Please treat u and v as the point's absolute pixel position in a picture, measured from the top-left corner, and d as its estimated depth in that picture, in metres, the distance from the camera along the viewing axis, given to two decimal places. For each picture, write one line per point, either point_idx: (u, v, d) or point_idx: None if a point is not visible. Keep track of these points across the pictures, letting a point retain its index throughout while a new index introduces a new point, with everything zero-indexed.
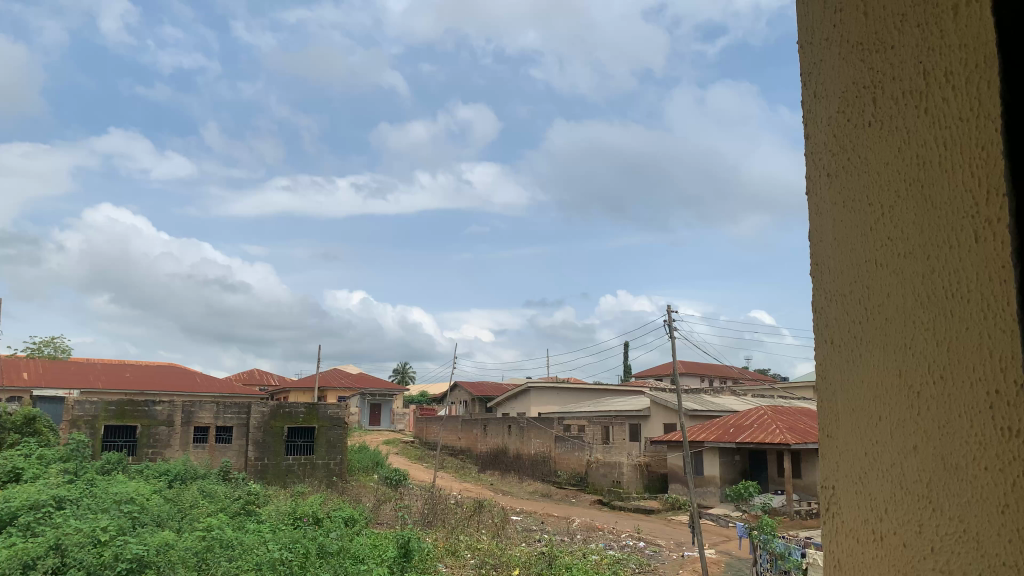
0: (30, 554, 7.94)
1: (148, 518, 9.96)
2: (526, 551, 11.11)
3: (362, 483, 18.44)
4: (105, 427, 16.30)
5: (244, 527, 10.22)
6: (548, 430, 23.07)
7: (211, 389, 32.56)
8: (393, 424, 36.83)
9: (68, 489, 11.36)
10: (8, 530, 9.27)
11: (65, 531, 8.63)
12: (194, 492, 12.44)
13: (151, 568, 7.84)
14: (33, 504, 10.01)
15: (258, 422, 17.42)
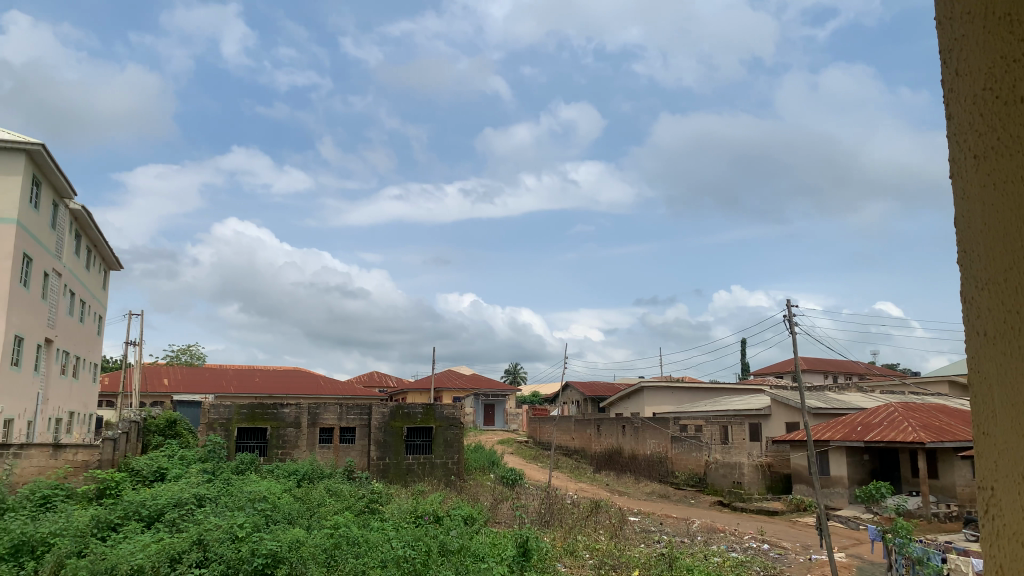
0: (176, 549, 8.52)
1: (280, 515, 10.45)
2: (645, 551, 10.98)
3: (480, 482, 18.72)
4: (239, 429, 17.21)
5: (369, 524, 10.60)
6: (664, 430, 22.71)
7: (333, 392, 33.90)
8: (506, 423, 37.24)
9: (207, 488, 12.11)
10: (155, 525, 9.99)
11: (206, 527, 9.20)
12: (320, 491, 12.98)
13: (284, 563, 8.20)
14: (177, 501, 10.72)
15: (379, 422, 18.00)
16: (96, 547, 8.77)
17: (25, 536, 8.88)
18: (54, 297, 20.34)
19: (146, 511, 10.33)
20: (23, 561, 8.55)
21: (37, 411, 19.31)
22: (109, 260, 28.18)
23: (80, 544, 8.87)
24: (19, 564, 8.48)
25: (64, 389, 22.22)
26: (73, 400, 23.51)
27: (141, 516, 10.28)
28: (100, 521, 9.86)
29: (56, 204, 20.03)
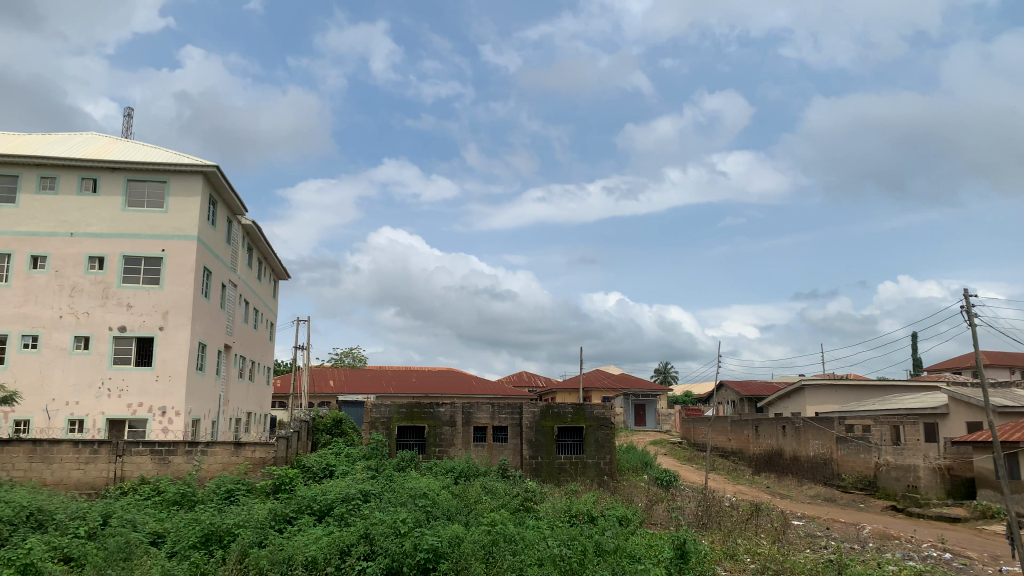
0: (345, 542, 9.02)
1: (439, 511, 10.80)
2: (811, 557, 10.46)
3: (633, 483, 18.57)
4: (399, 428, 17.92)
5: (524, 522, 10.74)
6: (828, 430, 21.52)
7: (485, 391, 34.73)
8: (658, 424, 36.70)
9: (371, 483, 12.70)
10: (327, 518, 10.60)
11: (372, 521, 9.63)
12: (476, 489, 13.26)
13: (446, 559, 8.49)
14: (345, 496, 11.33)
15: (530, 422, 18.26)
16: (274, 538, 9.41)
17: (214, 526, 9.61)
18: (231, 306, 22.08)
19: (318, 505, 10.98)
20: (213, 549, 9.29)
21: (220, 411, 21.04)
22: (278, 270, 30.27)
23: (260, 535, 9.55)
24: (210, 551, 9.22)
25: (243, 391, 24.07)
26: (251, 401, 25.45)
27: (313, 509, 10.94)
28: (277, 514, 10.57)
29: (231, 221, 21.72)
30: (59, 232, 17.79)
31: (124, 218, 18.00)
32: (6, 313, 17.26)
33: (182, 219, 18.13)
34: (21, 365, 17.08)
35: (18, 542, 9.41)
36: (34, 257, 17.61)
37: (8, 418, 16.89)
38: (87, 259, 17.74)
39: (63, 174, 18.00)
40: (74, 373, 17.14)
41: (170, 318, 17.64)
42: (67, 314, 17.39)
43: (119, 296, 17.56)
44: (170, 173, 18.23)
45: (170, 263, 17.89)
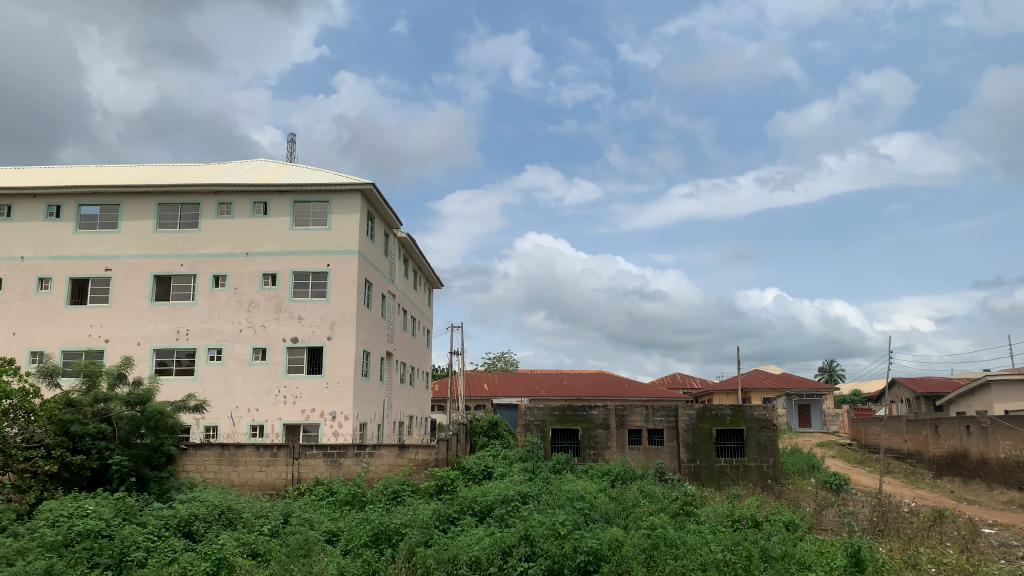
0: (507, 543, 9.18)
1: (598, 514, 10.80)
2: (1007, 569, 9.58)
3: (799, 487, 17.77)
4: (553, 431, 18.04)
5: (685, 527, 10.53)
6: (1021, 431, 19.61)
7: (639, 393, 34.33)
8: (824, 425, 34.86)
9: (530, 485, 12.89)
10: (488, 519, 10.86)
11: (532, 523, 9.74)
12: (634, 492, 13.15)
13: (606, 562, 8.48)
14: (504, 498, 11.55)
15: (687, 424, 17.84)
16: (439, 537, 9.76)
17: (383, 525, 10.06)
18: (391, 315, 23.11)
19: (479, 506, 11.27)
20: (383, 547, 9.73)
21: (385, 416, 22.07)
22: (432, 280, 31.35)
23: (426, 534, 9.92)
24: (380, 550, 9.68)
25: (405, 396, 25.13)
26: (412, 406, 26.52)
27: (475, 510, 11.24)
28: (441, 515, 10.95)
29: (387, 234, 22.76)
30: (236, 252, 19.35)
31: (293, 237, 19.28)
32: (194, 328, 18.97)
33: (344, 235, 19.17)
34: (208, 376, 18.71)
35: (212, 538, 10.29)
36: (215, 276, 19.24)
37: (199, 424, 18.54)
38: (262, 276, 19.15)
39: (238, 199, 19.57)
40: (254, 382, 18.55)
41: (337, 329, 18.67)
42: (246, 327, 18.87)
43: (291, 310, 18.83)
44: (332, 193, 19.33)
45: (335, 276, 18.97)
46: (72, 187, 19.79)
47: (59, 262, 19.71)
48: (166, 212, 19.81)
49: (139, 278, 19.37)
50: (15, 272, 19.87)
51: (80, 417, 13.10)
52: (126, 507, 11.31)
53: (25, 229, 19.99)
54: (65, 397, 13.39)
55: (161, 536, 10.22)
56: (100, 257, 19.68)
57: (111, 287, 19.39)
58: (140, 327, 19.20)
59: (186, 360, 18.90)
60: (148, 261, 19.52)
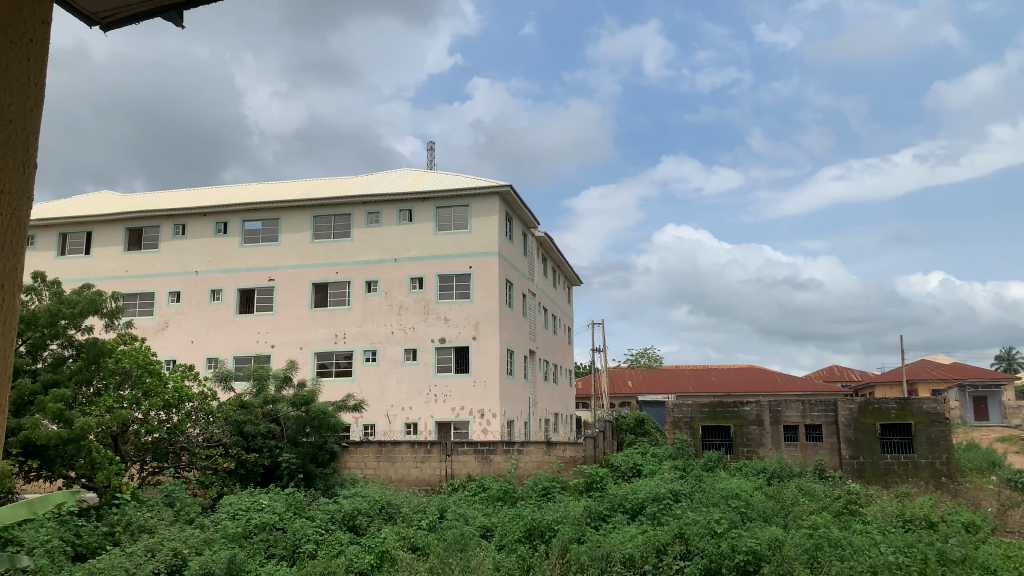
0: (661, 541, 9.06)
1: (754, 512, 10.46)
2: None
3: (979, 486, 16.47)
4: (703, 428, 17.61)
5: (850, 526, 10.02)
6: None
7: (793, 387, 33.00)
8: (1004, 418, 32.06)
9: (681, 483, 12.68)
10: (640, 517, 10.76)
11: (685, 521, 9.57)
12: (792, 490, 12.64)
13: (766, 562, 8.22)
14: (656, 495, 11.41)
15: (848, 420, 16.93)
16: (591, 535, 9.77)
17: (536, 522, 10.21)
18: (532, 314, 23.40)
19: (630, 504, 11.17)
20: (537, 543, 9.87)
21: (531, 414, 22.38)
22: (571, 277, 31.45)
23: (578, 531, 9.96)
24: (533, 545, 9.82)
25: (550, 393, 25.40)
26: (557, 403, 26.75)
27: (626, 508, 11.16)
28: (592, 512, 10.95)
29: (526, 234, 23.05)
30: (385, 259, 20.23)
31: (437, 241, 19.93)
32: (350, 331, 19.99)
33: (485, 238, 19.56)
34: (364, 376, 19.66)
35: (374, 532, 10.80)
36: (367, 282, 20.20)
37: (358, 423, 19.51)
38: (409, 280, 19.93)
39: (385, 208, 20.44)
40: (407, 382, 19.31)
41: (481, 328, 19.11)
42: (397, 329, 19.70)
43: (438, 311, 19.48)
44: (472, 197, 19.79)
45: (478, 278, 19.41)
46: (237, 204, 21.34)
47: (229, 275, 21.30)
48: (321, 224, 21.00)
49: (299, 287, 20.64)
50: (191, 285, 21.65)
51: (252, 418, 14.11)
52: (296, 502, 12.08)
53: (198, 246, 21.74)
54: (240, 398, 14.46)
55: (328, 529, 10.86)
56: (264, 268, 21.12)
57: (275, 296, 20.77)
58: (302, 331, 20.43)
59: (344, 362, 19.96)
60: (306, 270, 20.74)
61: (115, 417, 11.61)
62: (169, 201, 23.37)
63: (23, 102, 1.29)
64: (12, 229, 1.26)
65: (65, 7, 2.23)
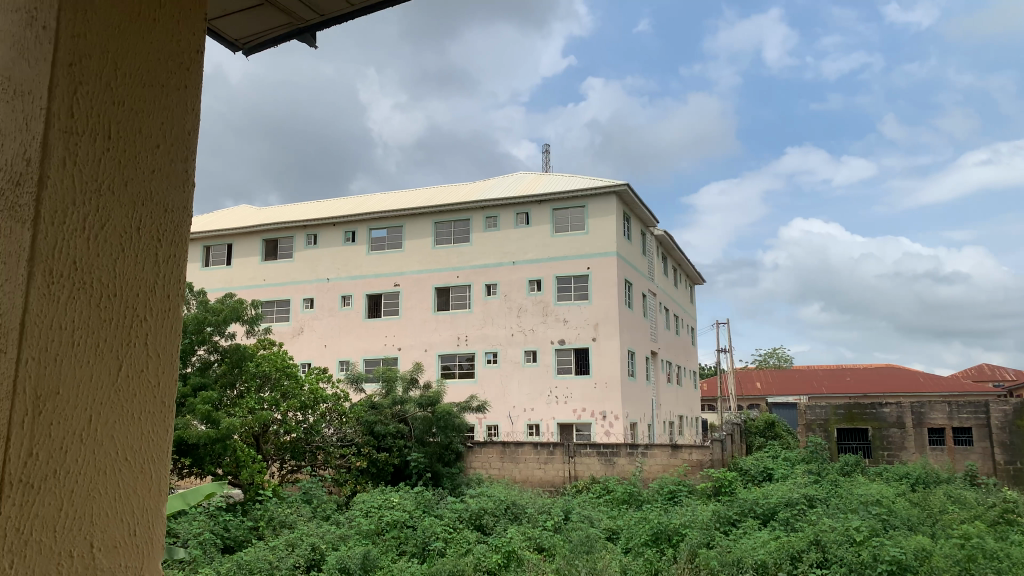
0: (795, 547, 8.70)
1: (898, 520, 9.87)
2: None
3: None
4: (839, 430, 16.79)
5: (1008, 537, 9.27)
6: None
7: (938, 388, 31.04)
8: None
9: (816, 488, 12.13)
10: (772, 522, 10.38)
11: (821, 528, 9.17)
12: (939, 496, 11.84)
13: (912, 573, 7.75)
14: (789, 501, 10.97)
15: (1001, 423, 15.74)
16: (721, 540, 9.52)
17: (663, 525, 10.07)
18: (653, 315, 23.10)
19: (761, 509, 10.83)
20: (664, 547, 9.71)
21: (655, 416, 22.05)
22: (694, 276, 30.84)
23: (707, 536, 9.73)
24: (661, 549, 9.66)
25: (674, 395, 24.97)
26: (682, 405, 26.25)
27: (757, 513, 10.81)
28: (721, 516, 10.67)
29: (645, 233, 22.78)
30: (504, 262, 20.48)
31: (555, 243, 19.99)
32: (472, 334, 20.38)
33: (602, 237, 19.43)
34: (487, 378, 19.98)
35: (501, 531, 10.93)
36: (487, 285, 20.55)
37: (482, 424, 19.84)
38: (528, 282, 20.09)
39: (503, 212, 20.70)
40: (528, 383, 19.47)
41: (601, 329, 19.01)
42: (517, 331, 19.90)
43: (557, 313, 19.55)
44: (588, 198, 19.71)
45: (596, 278, 19.31)
46: (362, 214, 22.20)
47: (357, 281, 22.17)
48: (441, 230, 21.52)
49: (423, 291, 21.23)
50: (323, 292, 22.68)
51: (383, 418, 14.66)
52: (425, 501, 12.43)
53: (328, 254, 22.76)
54: (369, 399, 15.02)
55: (456, 528, 11.08)
56: (389, 273, 21.85)
57: (400, 301, 21.46)
58: (426, 335, 20.99)
59: (466, 364, 20.36)
60: (429, 275, 21.29)
61: (256, 417, 12.32)
62: (301, 213, 24.61)
63: (182, 128, 1.39)
64: (175, 244, 1.36)
65: (212, 36, 2.40)
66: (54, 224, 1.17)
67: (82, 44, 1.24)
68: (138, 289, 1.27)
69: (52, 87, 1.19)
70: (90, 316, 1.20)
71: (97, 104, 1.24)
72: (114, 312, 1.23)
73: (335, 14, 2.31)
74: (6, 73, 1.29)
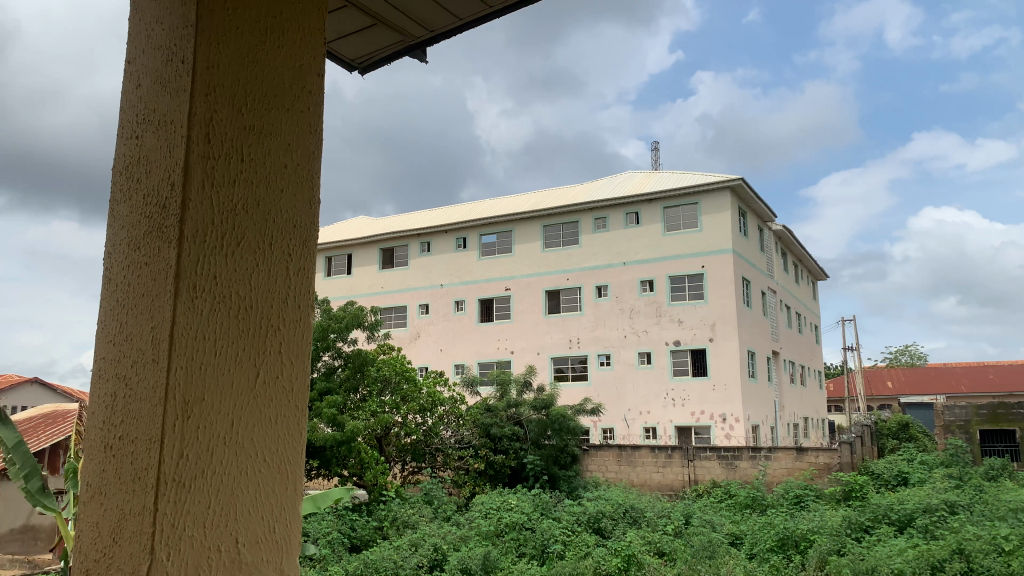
0: (936, 556, 8.18)
1: None
2: None
3: None
4: (982, 432, 15.74)
5: None
6: None
7: None
8: None
9: (957, 494, 11.38)
10: (909, 530, 9.83)
11: (965, 536, 8.59)
12: None
13: None
14: (927, 507, 10.33)
15: None
16: (853, 547, 9.07)
17: (789, 531, 9.73)
18: (774, 313, 22.32)
19: (896, 515, 10.27)
20: (791, 553, 9.38)
21: (778, 418, 21.33)
22: (816, 272, 29.67)
23: (838, 542, 9.30)
24: (788, 555, 9.34)
25: (798, 396, 24.09)
26: (807, 406, 25.27)
27: (892, 520, 10.26)
28: (852, 522, 10.19)
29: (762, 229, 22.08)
30: (615, 263, 20.34)
31: (666, 242, 19.65)
32: (585, 336, 20.35)
33: (716, 235, 18.94)
34: (601, 381, 19.90)
35: (620, 535, 10.85)
36: (598, 287, 20.47)
37: (597, 427, 19.78)
38: (640, 283, 19.85)
39: (612, 212, 20.56)
40: (643, 385, 19.24)
41: (718, 330, 18.48)
42: (630, 333, 19.71)
43: (671, 314, 19.21)
44: (701, 194, 19.28)
45: (711, 277, 18.84)
46: (473, 220, 22.58)
47: (470, 286, 22.57)
48: (551, 233, 21.61)
49: (534, 295, 21.38)
50: (437, 298, 23.23)
51: (498, 421, 14.86)
52: (543, 503, 12.51)
53: (441, 260, 23.30)
54: (485, 402, 15.26)
55: (575, 531, 11.08)
56: (500, 278, 22.14)
57: (512, 304, 21.71)
58: (538, 338, 21.13)
59: (580, 367, 20.36)
60: (540, 279, 21.42)
61: (378, 421, 12.76)
62: (415, 221, 25.31)
63: (307, 149, 1.46)
64: (303, 255, 1.43)
65: (331, 58, 2.52)
66: (194, 242, 1.26)
67: (215, 73, 1.32)
68: (271, 300, 1.35)
69: (190, 116, 1.29)
70: (230, 328, 1.29)
71: (231, 130, 1.33)
72: (252, 323, 1.32)
73: (444, 29, 2.37)
74: (151, 105, 1.41)
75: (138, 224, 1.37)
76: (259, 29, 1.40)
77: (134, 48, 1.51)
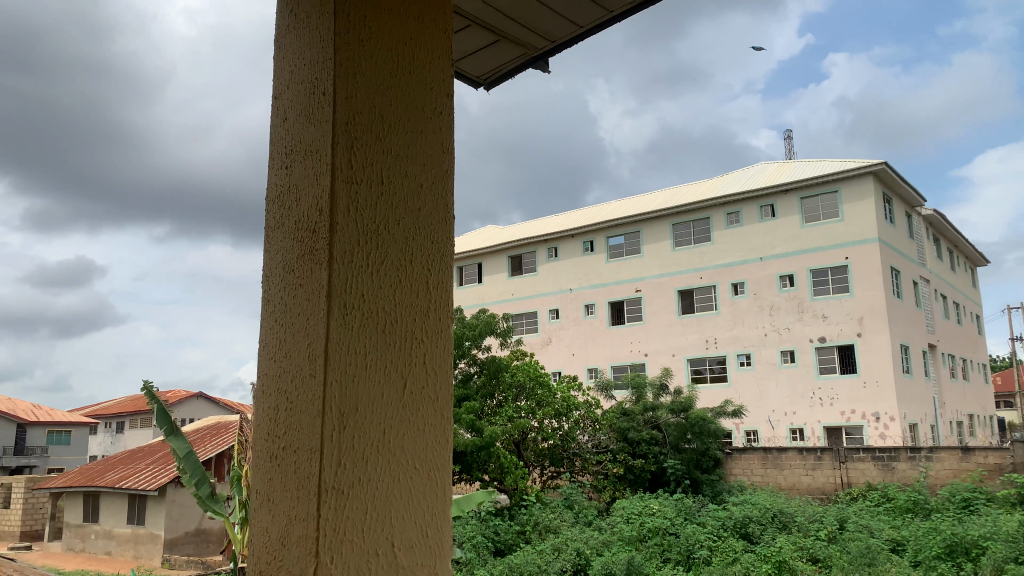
0: None
1: None
2: None
3: None
4: None
5: None
6: None
7: None
8: None
9: None
10: None
11: None
12: None
13: None
14: None
15: None
16: None
17: (958, 537, 9.05)
18: (929, 304, 20.88)
19: None
20: (962, 561, 8.72)
21: (939, 415, 19.92)
22: (974, 258, 27.53)
23: (1017, 550, 8.54)
24: (958, 564, 8.68)
25: (960, 392, 22.41)
26: (971, 403, 23.46)
27: None
28: None
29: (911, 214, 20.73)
30: (750, 258, 19.68)
31: (805, 234, 18.81)
32: (721, 336, 19.81)
33: (860, 223, 17.93)
34: (741, 381, 19.29)
35: (769, 540, 10.46)
36: (734, 284, 19.90)
37: (740, 429, 19.19)
38: (779, 278, 19.09)
39: (745, 206, 19.92)
40: (787, 385, 18.48)
41: (867, 324, 17.46)
42: (771, 331, 18.99)
43: (814, 309, 18.35)
44: (840, 181, 18.32)
45: (856, 268, 17.84)
46: (601, 223, 22.50)
47: (600, 290, 22.49)
48: (680, 231, 21.21)
49: (666, 295, 21.05)
50: (567, 302, 23.29)
51: (635, 425, 14.72)
52: (686, 507, 12.24)
53: (569, 264, 23.37)
54: (621, 406, 15.16)
55: (721, 536, 10.78)
56: (630, 279, 21.96)
57: (643, 305, 21.47)
58: (673, 339, 20.77)
59: (718, 367, 19.83)
60: (671, 279, 21.04)
61: (516, 426, 12.94)
62: (542, 227, 25.52)
63: (439, 168, 1.52)
64: (441, 270, 1.49)
65: (458, 77, 2.60)
66: (344, 262, 1.33)
67: (353, 102, 1.40)
68: (414, 314, 1.41)
69: (333, 144, 1.36)
70: (379, 341, 1.36)
71: (371, 155, 1.41)
72: (398, 336, 1.38)
73: (564, 39, 2.40)
74: (298, 137, 1.50)
75: (292, 248, 1.46)
76: (392, 57, 1.47)
77: (280, 83, 1.62)
